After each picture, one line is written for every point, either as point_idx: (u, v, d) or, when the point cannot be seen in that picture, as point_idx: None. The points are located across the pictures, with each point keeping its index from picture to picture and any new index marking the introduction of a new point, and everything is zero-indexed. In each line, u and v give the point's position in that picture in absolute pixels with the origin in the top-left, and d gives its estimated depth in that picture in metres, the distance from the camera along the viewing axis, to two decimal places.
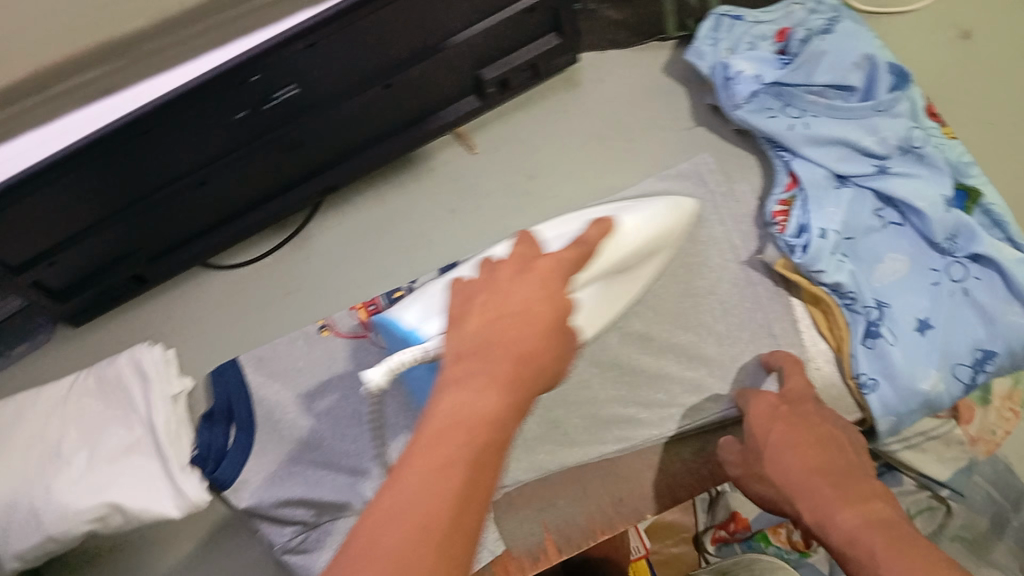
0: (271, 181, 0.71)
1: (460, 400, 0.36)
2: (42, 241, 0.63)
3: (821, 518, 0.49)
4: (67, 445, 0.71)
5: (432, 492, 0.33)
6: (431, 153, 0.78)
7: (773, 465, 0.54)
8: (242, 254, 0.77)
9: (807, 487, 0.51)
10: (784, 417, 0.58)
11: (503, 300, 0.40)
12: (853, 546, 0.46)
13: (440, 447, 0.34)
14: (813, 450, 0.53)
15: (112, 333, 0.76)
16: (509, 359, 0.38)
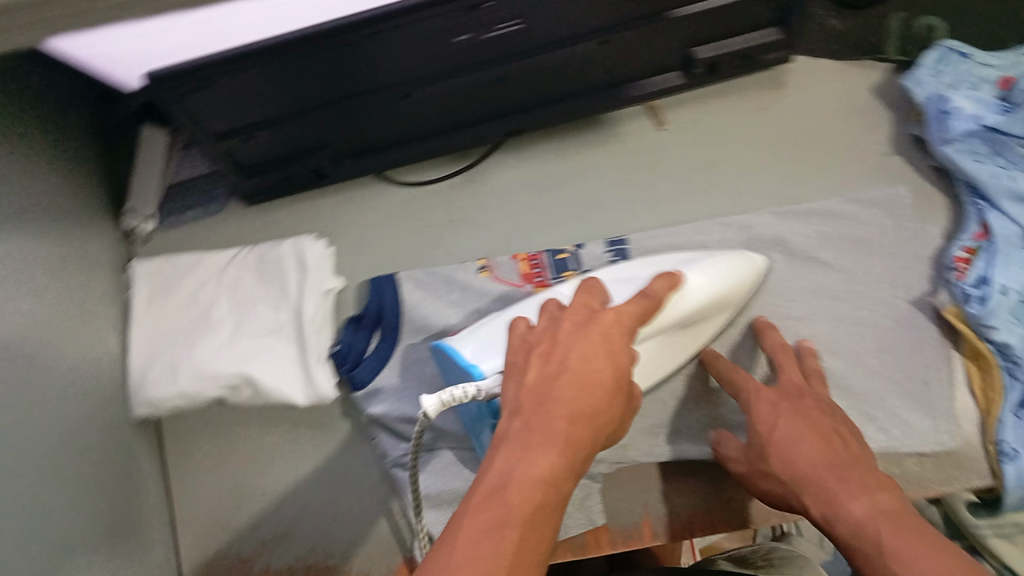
0: (466, 110, 0.72)
1: (510, 460, 0.44)
2: (250, 112, 0.66)
3: (831, 513, 0.53)
4: (219, 313, 0.75)
5: (494, 542, 0.40)
6: (622, 119, 0.79)
7: (787, 460, 0.59)
8: (419, 174, 0.79)
9: (821, 480, 0.55)
10: (790, 410, 0.62)
11: (580, 367, 0.47)
12: (858, 537, 0.50)
13: (499, 503, 0.42)
14: (821, 446, 0.58)
15: (279, 219, 0.79)
16: (566, 419, 0.45)
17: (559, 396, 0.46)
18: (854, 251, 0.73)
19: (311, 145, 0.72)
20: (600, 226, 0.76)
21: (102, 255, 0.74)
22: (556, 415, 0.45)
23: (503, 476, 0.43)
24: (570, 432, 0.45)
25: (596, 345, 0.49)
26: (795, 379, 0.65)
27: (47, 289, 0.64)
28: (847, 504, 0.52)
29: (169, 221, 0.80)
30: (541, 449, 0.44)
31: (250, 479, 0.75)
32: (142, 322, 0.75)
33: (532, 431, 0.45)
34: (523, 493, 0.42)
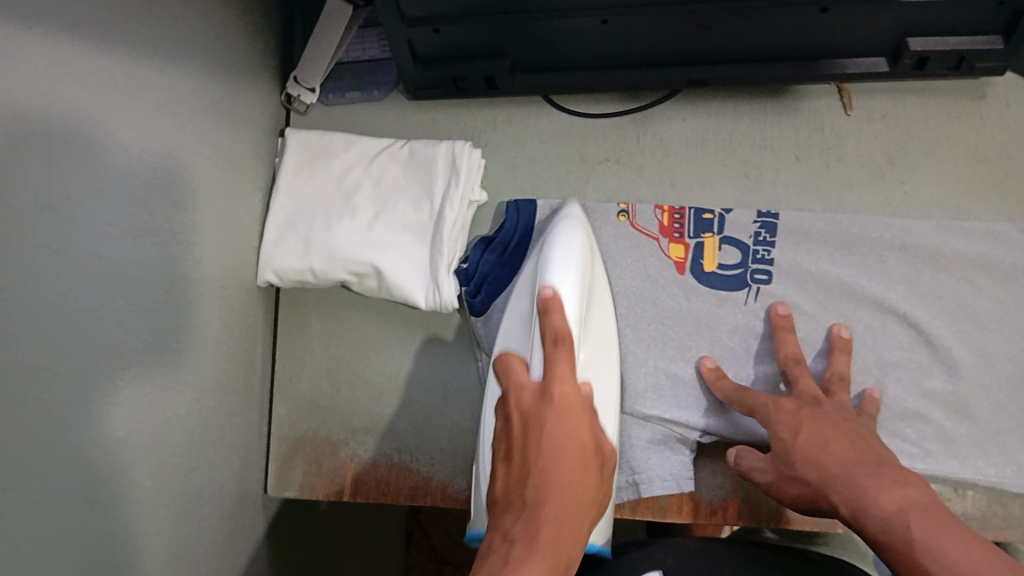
0: (655, 51, 0.70)
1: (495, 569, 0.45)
2: (444, 5, 0.65)
3: (860, 510, 0.52)
4: (360, 199, 0.75)
5: None
6: (805, 95, 0.76)
7: (812, 461, 0.58)
8: (586, 104, 0.78)
9: (848, 479, 0.54)
10: (810, 416, 0.61)
11: (560, 442, 0.50)
12: (887, 530, 0.49)
13: None
14: (845, 447, 0.57)
15: (435, 118, 0.79)
16: (555, 512, 0.47)
17: (548, 486, 0.48)
18: (1014, 283, 0.71)
19: (492, 51, 0.71)
20: (755, 198, 0.75)
21: (262, 116, 0.75)
22: (541, 498, 0.48)
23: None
24: (563, 521, 0.47)
25: (569, 424, 0.52)
26: (811, 391, 0.64)
27: (208, 137, 0.64)
28: (876, 498, 0.51)
29: (333, 98, 0.80)
30: (534, 556, 0.45)
31: (355, 367, 0.76)
32: (285, 191, 0.75)
33: (527, 542, 0.46)
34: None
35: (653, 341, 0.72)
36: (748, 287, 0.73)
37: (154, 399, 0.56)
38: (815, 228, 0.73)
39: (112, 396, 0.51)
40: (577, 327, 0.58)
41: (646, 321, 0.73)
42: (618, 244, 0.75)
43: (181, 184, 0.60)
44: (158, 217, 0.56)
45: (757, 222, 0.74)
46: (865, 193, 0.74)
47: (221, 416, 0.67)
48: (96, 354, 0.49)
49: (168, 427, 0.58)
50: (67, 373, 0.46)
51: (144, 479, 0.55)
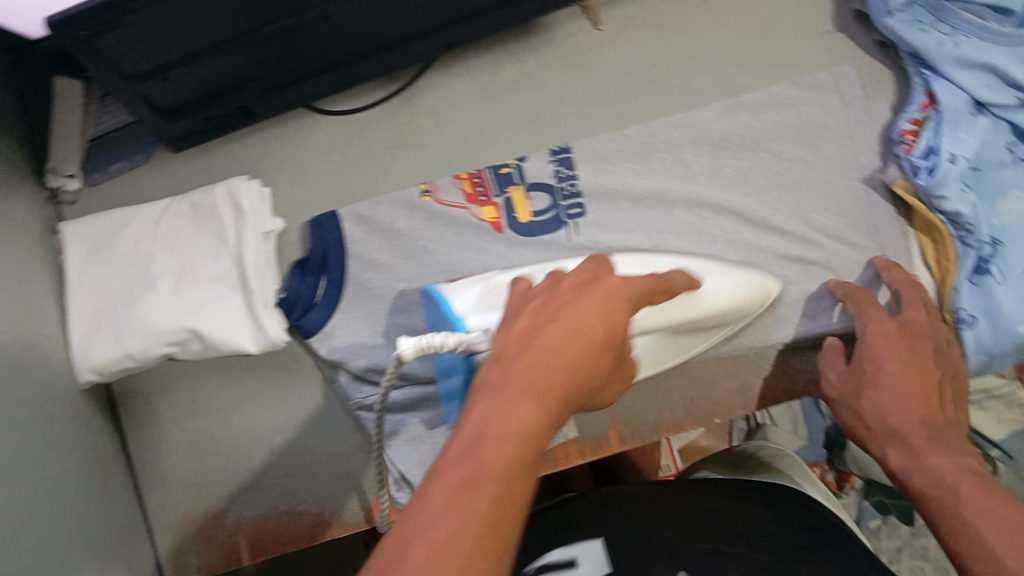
0: (394, 30, 0.69)
1: (488, 412, 0.41)
2: (160, 52, 0.62)
3: (910, 466, 0.56)
4: (157, 268, 0.72)
5: (460, 505, 0.37)
6: (556, 24, 0.76)
7: (874, 404, 0.61)
8: (351, 102, 0.76)
9: (907, 433, 0.57)
10: (917, 351, 0.62)
11: (571, 326, 0.45)
12: (936, 488, 0.53)
13: (473, 460, 0.38)
14: (918, 395, 0.60)
15: (210, 162, 0.76)
16: (548, 369, 0.43)
17: (546, 347, 0.44)
18: (808, 138, 0.72)
19: (237, 79, 0.68)
20: (546, 137, 0.74)
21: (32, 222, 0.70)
22: (557, 368, 0.43)
23: (478, 432, 0.40)
24: (557, 387, 0.43)
25: (594, 311, 0.47)
26: (925, 323, 0.65)
27: None
28: (934, 457, 0.55)
29: (99, 175, 0.76)
30: (524, 400, 0.41)
31: (217, 433, 0.74)
32: (78, 285, 0.71)
33: (504, 380, 0.43)
34: (502, 448, 0.39)
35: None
36: (566, 225, 0.72)
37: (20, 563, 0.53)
38: (610, 148, 0.73)
39: None
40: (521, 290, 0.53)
41: None
42: (431, 226, 0.74)
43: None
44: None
45: (554, 161, 0.73)
46: (645, 97, 0.74)
47: (98, 540, 0.64)
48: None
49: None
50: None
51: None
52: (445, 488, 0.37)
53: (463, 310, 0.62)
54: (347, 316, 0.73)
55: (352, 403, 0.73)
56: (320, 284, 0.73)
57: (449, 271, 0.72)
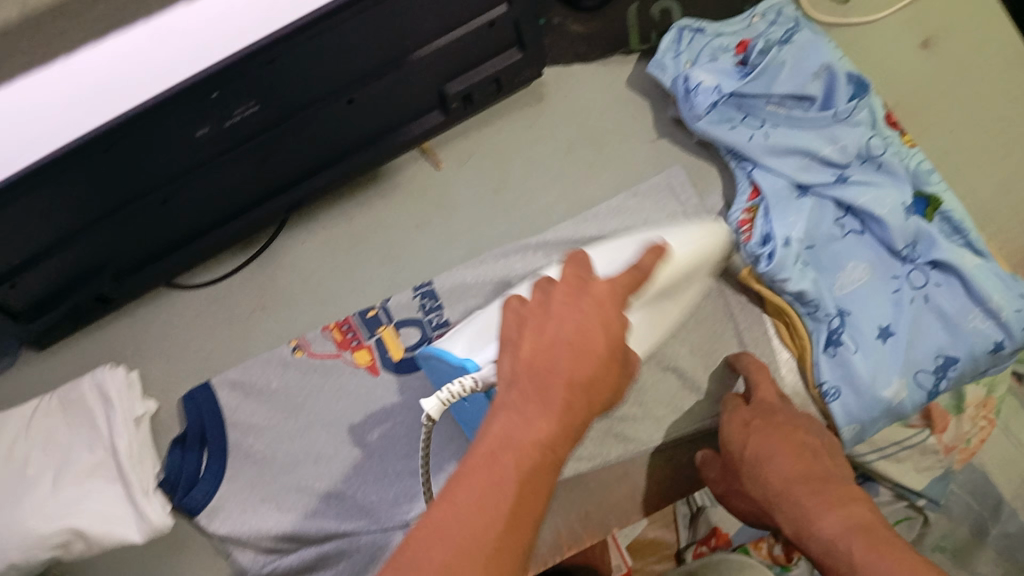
0: (239, 199, 0.71)
1: (508, 428, 0.39)
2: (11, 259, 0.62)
3: (802, 530, 0.53)
4: (32, 467, 0.69)
5: (481, 513, 0.37)
6: (398, 168, 0.79)
7: (761, 482, 0.58)
8: (210, 272, 0.77)
9: (797, 499, 0.54)
10: (775, 428, 0.61)
11: (570, 335, 0.41)
12: (832, 554, 0.50)
13: (492, 468, 0.38)
14: (800, 461, 0.57)
15: (79, 354, 0.76)
16: (564, 386, 0.40)
17: (587, 362, 0.41)
18: None
19: (90, 270, 0.69)
20: (408, 278, 0.76)
21: None
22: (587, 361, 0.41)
23: (484, 468, 0.38)
24: (574, 403, 0.40)
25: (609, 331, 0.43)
26: (770, 401, 0.65)
27: None
28: (824, 517, 0.52)
29: None
30: (538, 415, 0.40)
31: None
32: None
33: (533, 393, 0.40)
34: (519, 461, 0.38)
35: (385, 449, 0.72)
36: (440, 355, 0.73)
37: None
38: (468, 276, 0.75)
39: None
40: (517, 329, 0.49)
41: (368, 433, 0.72)
42: (307, 382, 0.74)
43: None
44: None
45: (418, 296, 0.75)
46: (494, 226, 0.77)
47: None
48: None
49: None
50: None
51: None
52: (455, 526, 0.36)
53: (464, 353, 0.56)
54: (233, 486, 0.71)
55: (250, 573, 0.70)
56: (204, 457, 0.72)
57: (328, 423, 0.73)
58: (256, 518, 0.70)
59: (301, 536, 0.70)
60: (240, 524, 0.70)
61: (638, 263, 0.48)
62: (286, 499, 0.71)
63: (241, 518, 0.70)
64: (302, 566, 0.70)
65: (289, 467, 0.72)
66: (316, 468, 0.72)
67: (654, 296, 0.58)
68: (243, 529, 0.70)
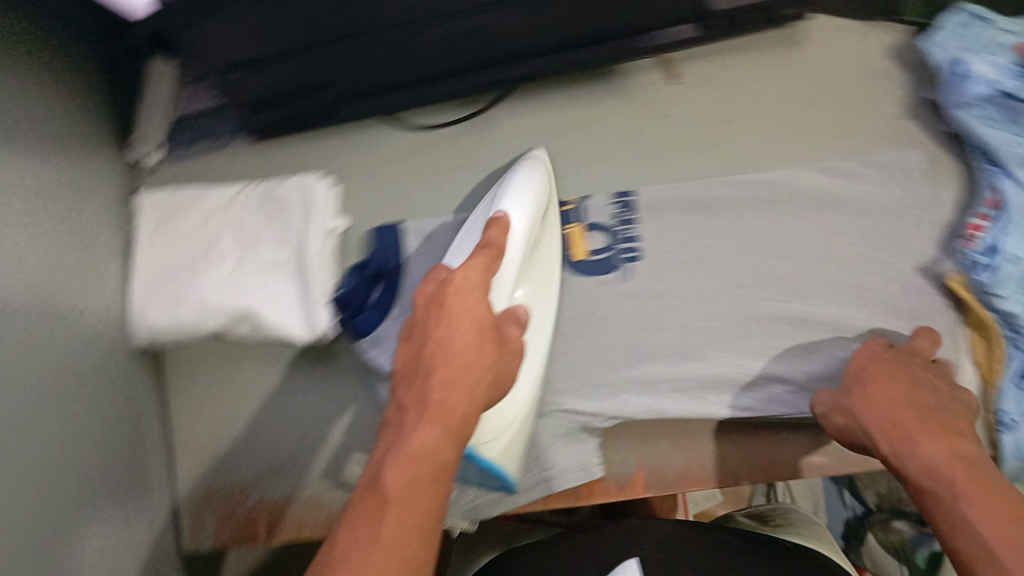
0: (479, 55, 0.70)
1: (394, 443, 0.49)
2: (264, 44, 0.65)
3: (902, 452, 0.56)
4: (222, 246, 0.75)
5: (386, 526, 0.45)
6: (636, 70, 0.77)
7: (867, 403, 0.60)
8: (433, 116, 0.78)
9: (901, 428, 0.57)
10: (909, 368, 0.62)
11: (443, 338, 0.52)
12: (931, 479, 0.53)
13: (398, 482, 0.46)
14: (911, 394, 0.59)
15: (287, 155, 0.79)
16: (437, 392, 0.50)
17: (468, 373, 0.51)
18: (873, 214, 0.72)
19: (315, 83, 0.72)
20: (618, 180, 0.74)
21: (109, 185, 0.74)
22: (468, 370, 0.51)
23: (380, 480, 0.47)
24: (452, 410, 0.50)
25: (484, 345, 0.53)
26: (919, 355, 0.64)
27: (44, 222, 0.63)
28: (928, 447, 0.54)
29: (182, 152, 0.80)
30: (424, 424, 0.49)
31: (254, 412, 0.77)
32: (147, 251, 0.75)
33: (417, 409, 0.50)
34: (403, 472, 0.47)
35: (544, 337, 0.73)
36: (619, 267, 0.73)
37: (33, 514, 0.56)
38: (672, 196, 0.74)
39: None
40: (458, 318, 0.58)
41: None
42: None
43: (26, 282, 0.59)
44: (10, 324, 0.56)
45: (618, 202, 0.74)
46: (713, 156, 0.75)
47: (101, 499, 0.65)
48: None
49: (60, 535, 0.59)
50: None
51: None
52: (390, 485, 0.46)
53: None
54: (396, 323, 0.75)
55: None
56: (377, 288, 0.75)
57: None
58: None
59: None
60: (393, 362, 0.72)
61: (485, 239, 0.60)
62: None
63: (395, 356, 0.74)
64: None
65: None
66: None
67: (525, 271, 0.67)
68: None
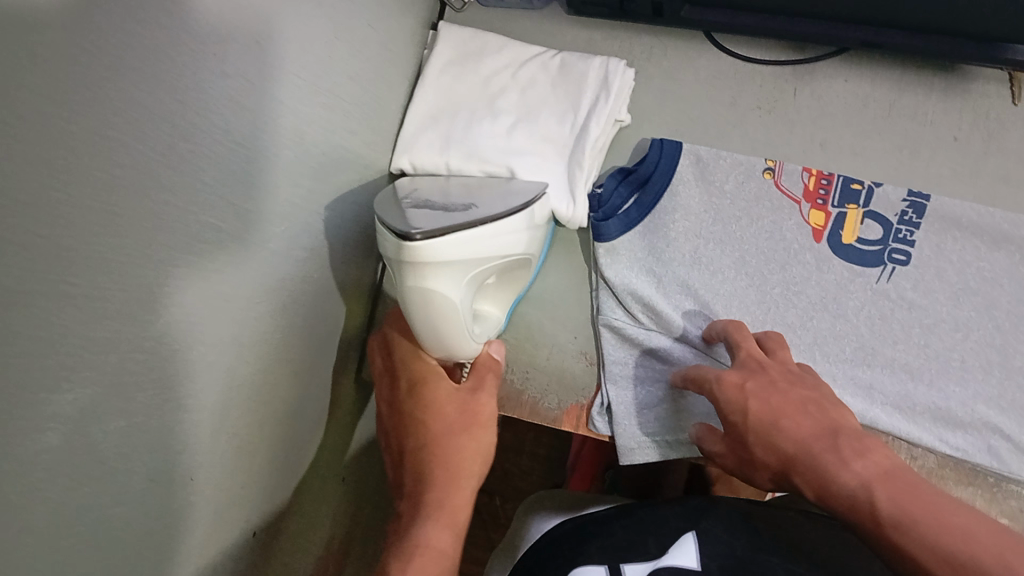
0: (834, 7, 0.67)
1: (442, 440, 0.60)
2: None
3: (824, 488, 0.50)
4: (504, 102, 0.74)
5: (438, 509, 0.56)
6: (978, 76, 0.72)
7: (764, 433, 0.55)
8: (747, 49, 0.75)
9: (817, 455, 0.51)
10: (757, 390, 0.57)
11: (435, 445, 0.60)
12: (857, 510, 0.48)
13: (444, 463, 0.59)
14: (801, 418, 0.54)
15: (592, 37, 0.78)
16: (444, 465, 0.58)
17: (461, 472, 0.59)
18: None
19: None
20: (912, 178, 0.71)
21: (417, 6, 0.75)
22: (459, 471, 0.58)
23: (420, 542, 0.54)
24: (452, 475, 0.58)
25: (471, 444, 0.60)
26: (756, 356, 0.61)
27: (358, 21, 0.64)
28: (847, 464, 0.49)
29: (492, 0, 0.80)
30: (454, 428, 0.60)
31: None
32: (431, 84, 0.75)
33: (437, 414, 0.61)
34: (460, 454, 0.59)
35: (775, 305, 0.69)
36: (884, 266, 0.69)
37: (282, 275, 0.58)
38: (967, 216, 0.69)
39: (198, 289, 0.47)
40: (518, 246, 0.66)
41: (770, 277, 0.70)
42: (756, 198, 0.71)
43: (335, 62, 0.61)
44: (316, 91, 0.58)
45: (907, 201, 0.70)
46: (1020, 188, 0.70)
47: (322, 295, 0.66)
48: (237, 219, 0.51)
49: (291, 308, 0.60)
50: (211, 219, 0.48)
51: (246, 365, 0.54)
52: (437, 542, 0.55)
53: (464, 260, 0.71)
54: (636, 240, 0.72)
55: (602, 318, 0.70)
56: (631, 201, 0.72)
57: (745, 251, 0.71)
58: (639, 281, 0.71)
59: (667, 322, 0.69)
60: (624, 275, 0.70)
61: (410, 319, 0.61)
62: (672, 285, 0.71)
63: (626, 271, 0.71)
64: (645, 346, 0.69)
65: (690, 260, 0.71)
66: (711, 278, 0.71)
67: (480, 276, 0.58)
68: (623, 279, 0.70)
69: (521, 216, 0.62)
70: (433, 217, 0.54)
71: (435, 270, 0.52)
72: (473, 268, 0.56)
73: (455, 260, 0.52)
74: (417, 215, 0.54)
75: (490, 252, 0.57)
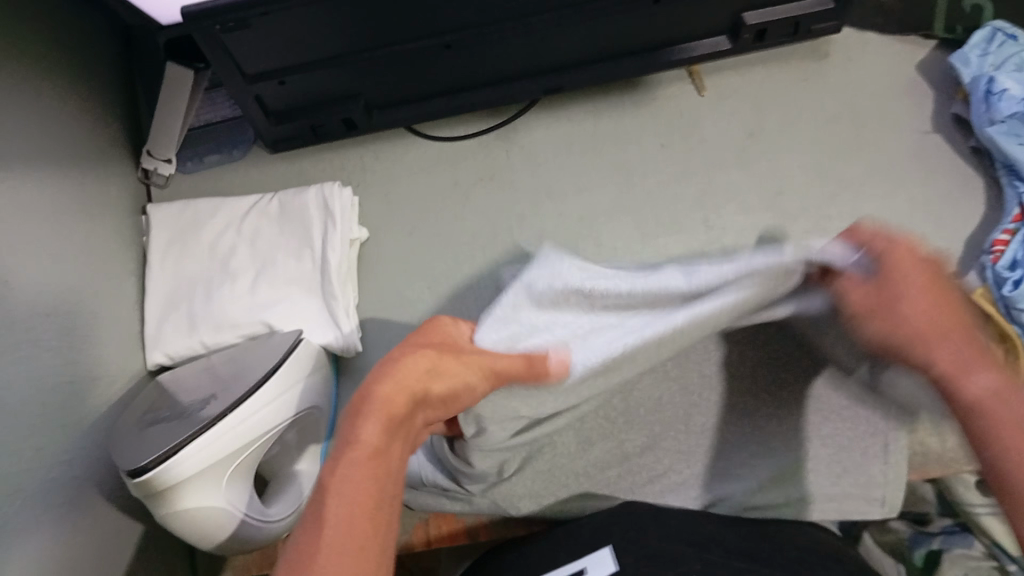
0: (506, 68, 0.70)
1: (418, 366, 0.52)
2: (283, 56, 0.63)
3: (953, 371, 0.49)
4: (238, 262, 0.73)
5: (364, 484, 0.46)
6: (662, 82, 0.76)
7: (900, 322, 0.51)
8: (449, 130, 0.77)
9: (948, 344, 0.50)
10: (910, 310, 0.51)
11: (411, 370, 0.52)
12: (978, 410, 0.48)
13: (420, 378, 0.52)
14: (949, 313, 0.51)
15: (303, 165, 0.78)
16: (409, 391, 0.51)
17: (402, 395, 0.50)
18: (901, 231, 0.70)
19: (344, 90, 0.69)
20: (641, 192, 0.73)
21: (117, 200, 0.73)
22: (397, 387, 0.50)
23: (353, 441, 0.47)
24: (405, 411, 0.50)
25: (425, 374, 0.52)
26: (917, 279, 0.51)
27: (53, 246, 0.62)
28: (965, 384, 0.49)
29: (193, 165, 0.78)
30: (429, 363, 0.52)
31: None
32: (159, 269, 0.73)
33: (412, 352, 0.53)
34: (450, 376, 0.53)
35: None
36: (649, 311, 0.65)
37: (36, 544, 0.54)
38: None
39: None
40: (316, 406, 0.64)
41: None
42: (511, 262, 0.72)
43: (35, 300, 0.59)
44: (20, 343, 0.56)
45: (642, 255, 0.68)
46: (734, 167, 0.73)
47: (113, 529, 0.62)
48: None
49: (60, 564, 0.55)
50: None
51: None
52: (368, 437, 0.48)
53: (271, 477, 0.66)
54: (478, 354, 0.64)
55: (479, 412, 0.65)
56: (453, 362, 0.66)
57: None
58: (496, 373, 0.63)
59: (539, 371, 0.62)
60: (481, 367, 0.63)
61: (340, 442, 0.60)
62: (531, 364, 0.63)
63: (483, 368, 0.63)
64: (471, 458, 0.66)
65: None
66: None
67: (248, 466, 0.58)
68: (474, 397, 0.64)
69: (280, 377, 0.60)
70: (164, 438, 0.55)
71: (167, 495, 0.54)
72: (230, 463, 0.56)
73: (183, 480, 0.54)
74: (151, 440, 0.56)
75: (246, 443, 0.57)
